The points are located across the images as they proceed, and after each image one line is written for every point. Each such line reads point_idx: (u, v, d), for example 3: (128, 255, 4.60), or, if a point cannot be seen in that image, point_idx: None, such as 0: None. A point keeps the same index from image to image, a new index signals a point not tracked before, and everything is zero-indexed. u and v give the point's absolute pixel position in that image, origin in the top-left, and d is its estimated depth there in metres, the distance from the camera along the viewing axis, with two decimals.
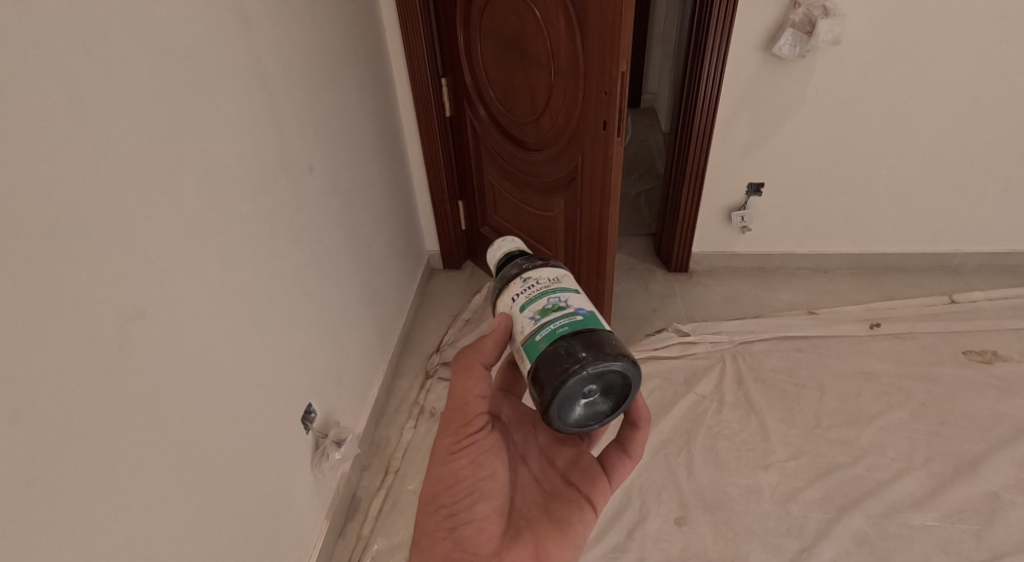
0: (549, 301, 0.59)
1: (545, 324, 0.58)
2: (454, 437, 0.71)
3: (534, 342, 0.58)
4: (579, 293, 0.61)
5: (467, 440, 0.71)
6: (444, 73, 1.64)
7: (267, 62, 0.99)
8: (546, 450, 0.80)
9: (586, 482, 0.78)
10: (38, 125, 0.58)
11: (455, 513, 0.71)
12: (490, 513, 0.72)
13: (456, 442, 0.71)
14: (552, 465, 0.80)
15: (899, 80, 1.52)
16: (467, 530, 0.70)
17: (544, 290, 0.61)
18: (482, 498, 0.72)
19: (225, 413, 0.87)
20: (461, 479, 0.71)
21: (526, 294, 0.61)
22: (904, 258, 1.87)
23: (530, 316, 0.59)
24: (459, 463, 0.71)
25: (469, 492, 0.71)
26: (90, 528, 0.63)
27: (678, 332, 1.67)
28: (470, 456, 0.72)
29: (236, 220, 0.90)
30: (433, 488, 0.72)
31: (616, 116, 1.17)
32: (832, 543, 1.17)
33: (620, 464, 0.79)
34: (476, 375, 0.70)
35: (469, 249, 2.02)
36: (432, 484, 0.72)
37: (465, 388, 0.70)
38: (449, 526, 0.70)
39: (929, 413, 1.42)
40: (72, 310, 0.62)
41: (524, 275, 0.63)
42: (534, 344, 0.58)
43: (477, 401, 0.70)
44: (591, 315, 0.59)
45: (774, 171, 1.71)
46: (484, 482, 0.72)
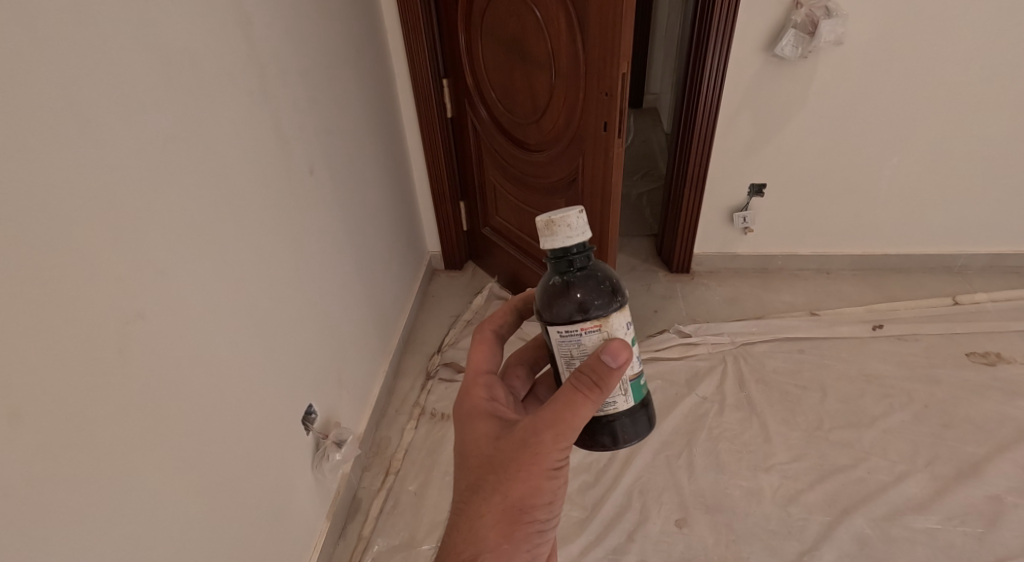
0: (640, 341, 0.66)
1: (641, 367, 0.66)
2: (557, 457, 0.64)
3: (641, 380, 0.65)
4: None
5: (565, 458, 0.65)
6: (446, 74, 1.64)
7: (268, 64, 0.99)
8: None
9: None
10: (37, 126, 0.59)
11: (541, 527, 0.67)
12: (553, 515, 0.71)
13: (558, 462, 0.64)
14: None
15: (902, 81, 1.51)
16: (542, 537, 0.68)
17: (630, 321, 0.66)
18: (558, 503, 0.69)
19: (225, 413, 0.87)
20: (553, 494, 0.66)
21: (631, 321, 0.64)
22: (907, 259, 1.86)
23: (636, 350, 0.64)
24: (557, 481, 0.66)
25: (558, 505, 0.68)
26: (89, 528, 0.63)
27: (680, 333, 1.67)
28: (564, 471, 0.67)
29: (236, 221, 0.90)
30: (519, 513, 0.64)
31: (616, 117, 1.17)
32: (833, 546, 1.17)
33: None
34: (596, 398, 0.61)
35: (470, 250, 2.02)
36: (524, 511, 0.64)
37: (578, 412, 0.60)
38: (535, 541, 0.67)
39: (932, 415, 1.41)
40: (72, 311, 0.62)
41: (629, 295, 0.64)
42: (639, 382, 0.64)
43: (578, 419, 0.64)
44: None
45: (776, 172, 1.70)
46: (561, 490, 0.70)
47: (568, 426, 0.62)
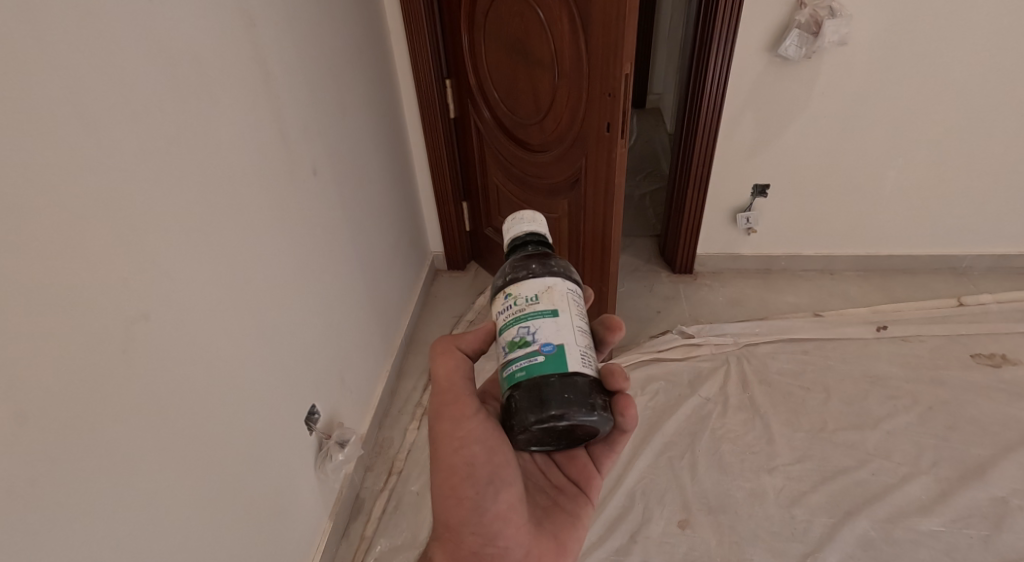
0: (516, 333, 0.58)
1: (511, 360, 0.59)
2: (454, 422, 0.69)
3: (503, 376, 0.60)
4: (554, 317, 0.58)
5: (468, 424, 0.69)
6: (449, 74, 1.64)
7: (271, 65, 1.00)
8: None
9: (581, 476, 0.77)
10: (40, 127, 0.59)
11: (478, 506, 0.68)
12: (514, 499, 0.70)
13: (458, 428, 0.69)
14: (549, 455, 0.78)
15: (907, 81, 1.50)
16: (492, 521, 0.69)
17: (518, 314, 0.59)
18: (501, 486, 0.69)
19: (229, 414, 0.87)
20: (476, 467, 0.68)
21: (503, 316, 0.60)
22: (911, 260, 1.85)
23: (502, 345, 0.60)
24: (470, 449, 0.68)
25: (489, 480, 0.68)
26: (92, 530, 0.64)
27: (682, 334, 1.67)
28: (478, 440, 0.68)
29: (240, 222, 0.90)
30: (443, 488, 0.70)
31: (620, 118, 1.17)
32: (836, 548, 1.16)
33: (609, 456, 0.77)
34: (456, 355, 0.72)
35: (473, 251, 2.02)
36: (444, 483, 0.69)
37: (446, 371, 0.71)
38: (476, 521, 0.69)
39: (936, 417, 1.41)
40: (78, 312, 0.62)
41: (506, 289, 0.61)
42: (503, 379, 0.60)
43: (465, 380, 0.71)
44: (555, 355, 0.57)
45: (780, 173, 1.70)
46: (501, 468, 0.69)
47: (450, 387, 0.70)
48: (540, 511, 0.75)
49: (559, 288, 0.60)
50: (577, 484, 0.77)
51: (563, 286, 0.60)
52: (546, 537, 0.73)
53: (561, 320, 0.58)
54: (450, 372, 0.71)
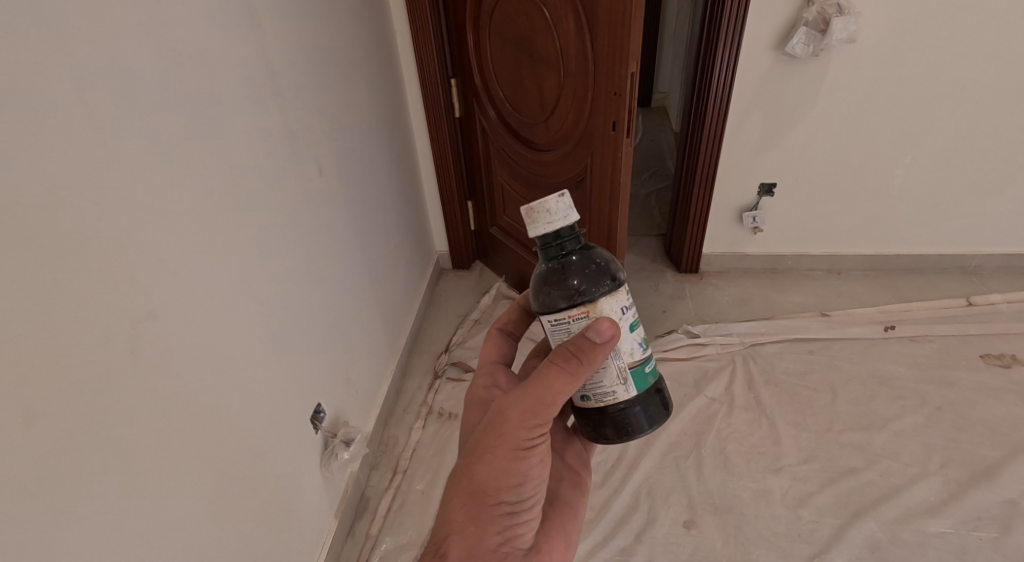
0: (650, 332, 0.68)
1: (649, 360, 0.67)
2: (530, 433, 0.65)
3: (643, 374, 0.67)
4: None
5: (541, 439, 0.66)
6: (454, 73, 1.64)
7: (277, 64, 1.00)
8: (545, 433, 0.84)
9: (579, 464, 0.83)
10: (49, 128, 0.59)
11: (511, 512, 0.66)
12: (538, 507, 0.70)
13: (530, 439, 0.65)
14: (548, 445, 0.84)
15: (916, 79, 1.49)
16: (519, 528, 0.67)
17: (641, 312, 0.67)
18: (537, 496, 0.68)
19: (236, 413, 0.88)
20: (528, 478, 0.66)
21: (634, 313, 0.65)
22: (919, 259, 1.84)
23: (640, 342, 0.66)
24: (530, 461, 0.66)
25: (534, 490, 0.67)
26: (100, 527, 0.64)
27: (688, 334, 1.66)
28: (540, 454, 0.67)
29: (246, 221, 0.91)
30: (485, 491, 0.64)
31: (626, 116, 1.17)
32: (844, 549, 1.16)
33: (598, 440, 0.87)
34: (578, 380, 0.62)
35: (478, 250, 2.02)
36: (489, 485, 0.64)
37: (557, 389, 0.62)
38: (506, 523, 0.66)
39: (944, 417, 1.40)
40: (85, 311, 0.63)
41: (629, 283, 0.66)
42: (644, 377, 0.67)
43: (560, 400, 0.65)
44: None
45: (787, 171, 1.69)
46: (543, 480, 0.68)
47: (547, 404, 0.63)
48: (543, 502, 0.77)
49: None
50: (576, 472, 0.82)
51: None
52: (551, 527, 0.74)
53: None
54: (559, 392, 0.63)
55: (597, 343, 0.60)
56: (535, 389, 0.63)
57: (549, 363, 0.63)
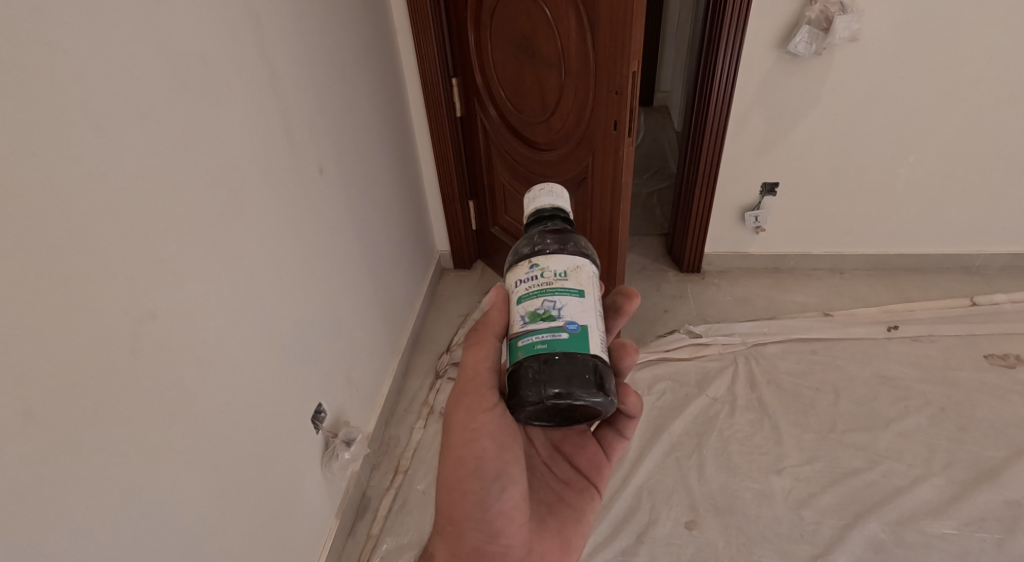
0: (541, 306, 0.56)
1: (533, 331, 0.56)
2: (470, 413, 0.67)
3: (515, 346, 0.57)
4: (579, 299, 0.56)
5: (483, 417, 0.67)
6: (455, 73, 1.64)
7: (277, 64, 0.99)
8: (554, 437, 0.80)
9: (590, 467, 0.80)
10: (48, 129, 0.59)
11: (480, 501, 0.68)
12: (516, 497, 0.70)
13: (472, 420, 0.67)
14: (559, 450, 0.80)
15: (920, 78, 1.48)
16: (495, 519, 0.69)
17: (545, 287, 0.56)
18: (507, 483, 0.69)
19: (237, 413, 0.88)
20: (484, 462, 0.68)
21: (527, 285, 0.57)
22: (923, 259, 1.83)
23: (520, 314, 0.57)
24: (480, 442, 0.68)
25: (496, 475, 0.68)
26: (100, 528, 0.64)
27: (690, 334, 1.65)
28: (489, 434, 0.68)
29: (247, 221, 0.90)
30: (450, 480, 0.69)
31: (627, 115, 1.16)
32: (846, 550, 1.15)
33: (617, 445, 0.81)
34: (490, 344, 0.65)
35: (480, 249, 2.02)
36: (452, 474, 0.69)
37: (474, 362, 0.66)
38: (478, 516, 0.68)
39: (948, 418, 1.39)
40: (87, 312, 0.63)
41: (534, 258, 0.58)
42: (514, 349, 0.57)
43: (490, 376, 0.67)
44: (580, 333, 0.55)
45: (789, 171, 1.68)
46: (509, 465, 0.69)
47: (473, 377, 0.67)
48: (546, 507, 0.75)
49: (587, 270, 0.58)
50: (586, 477, 0.79)
51: (591, 268, 0.58)
52: (550, 533, 0.73)
53: (587, 302, 0.56)
54: (478, 365, 0.66)
55: (489, 311, 0.65)
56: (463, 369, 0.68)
57: (468, 343, 0.67)
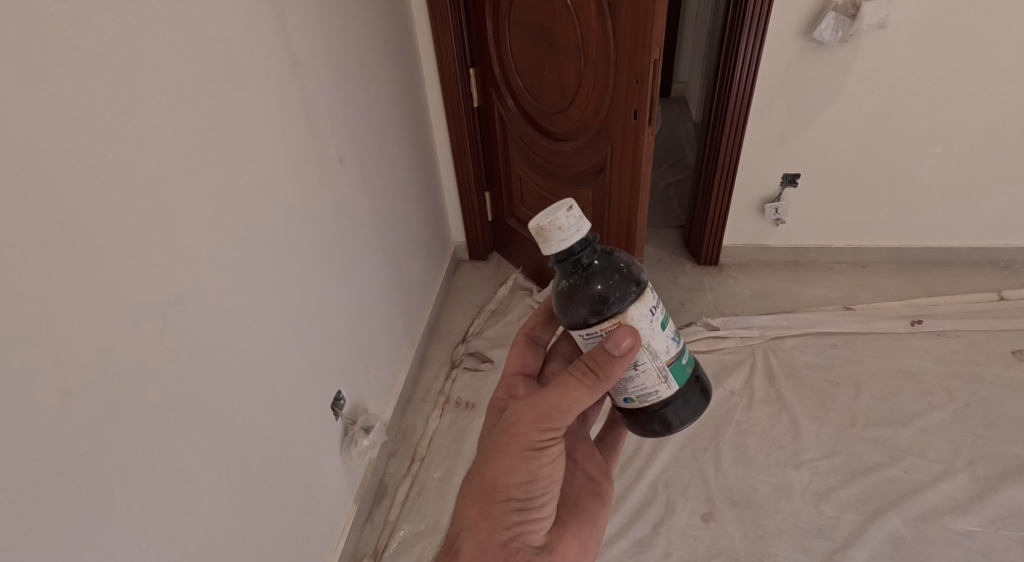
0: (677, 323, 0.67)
1: (686, 352, 0.67)
2: (541, 434, 0.64)
3: (681, 366, 0.66)
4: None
5: (552, 439, 0.65)
6: (473, 63, 1.63)
7: (299, 51, 1.00)
8: (567, 442, 0.81)
9: (599, 473, 0.80)
10: (78, 114, 0.59)
11: (522, 509, 0.66)
12: (552, 505, 0.69)
13: (541, 441, 0.65)
14: (571, 457, 0.80)
15: (950, 66, 1.45)
16: (530, 524, 0.66)
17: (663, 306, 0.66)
18: (550, 495, 0.67)
19: (258, 398, 0.88)
20: (537, 477, 0.66)
21: (659, 309, 0.64)
22: (947, 252, 1.80)
23: (672, 336, 0.65)
24: (539, 460, 0.65)
25: (543, 489, 0.66)
26: (132, 507, 0.65)
27: (707, 326, 1.64)
28: (552, 456, 0.66)
29: (269, 206, 0.91)
30: (493, 487, 0.65)
31: (648, 105, 1.15)
32: (866, 546, 1.14)
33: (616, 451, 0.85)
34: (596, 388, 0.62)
35: (495, 241, 2.02)
36: (497, 481, 0.65)
37: (574, 395, 0.62)
38: (514, 520, 0.65)
39: (973, 414, 1.37)
40: (119, 296, 0.64)
41: (650, 282, 0.64)
42: (683, 370, 0.66)
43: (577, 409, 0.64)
44: None
45: (811, 162, 1.66)
46: (556, 480, 0.68)
47: (563, 408, 0.63)
48: (563, 510, 0.74)
49: None
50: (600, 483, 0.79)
51: None
52: (569, 531, 0.71)
53: None
54: (575, 399, 0.63)
55: (615, 355, 0.60)
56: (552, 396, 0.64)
57: (576, 374, 0.62)
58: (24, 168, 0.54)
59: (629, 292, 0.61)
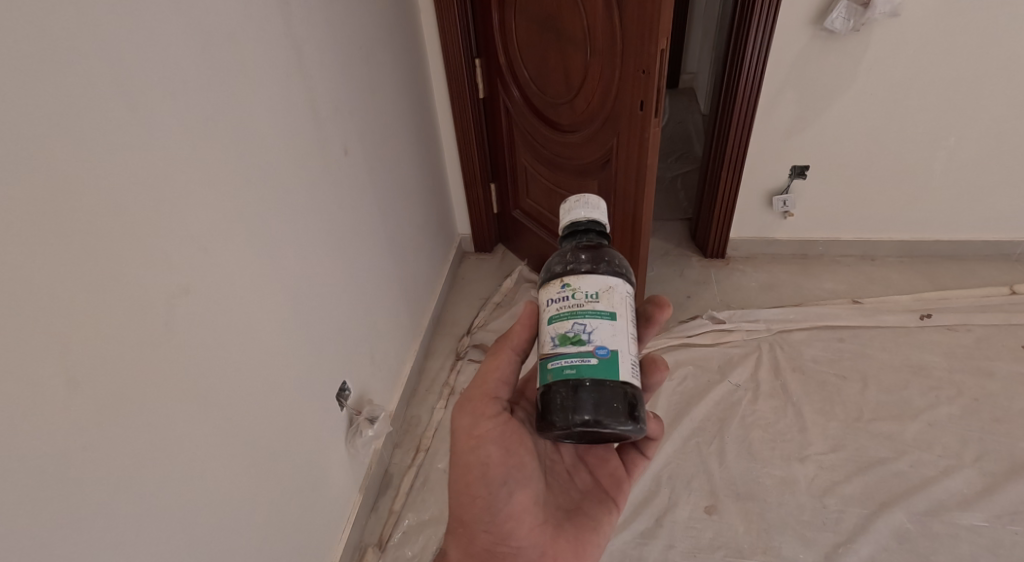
0: (571, 329, 0.58)
1: (563, 356, 0.58)
2: (473, 420, 0.71)
3: (545, 367, 0.59)
4: (609, 320, 0.58)
5: (486, 423, 0.71)
6: (479, 53, 1.62)
7: (303, 40, 0.99)
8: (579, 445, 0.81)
9: (611, 483, 0.80)
10: (80, 103, 0.59)
11: (491, 506, 0.70)
12: (526, 501, 0.71)
13: (477, 426, 0.71)
14: (582, 460, 0.81)
15: (964, 56, 1.42)
16: (505, 522, 0.70)
17: (575, 309, 0.59)
18: (515, 488, 0.71)
19: (264, 388, 0.89)
20: (492, 467, 0.70)
21: (557, 306, 0.60)
22: (958, 246, 1.78)
23: (550, 335, 0.59)
24: (485, 448, 0.70)
25: (503, 480, 0.70)
26: (137, 495, 0.66)
27: (713, 319, 1.63)
28: (495, 439, 0.71)
29: (274, 197, 0.91)
30: (460, 488, 0.71)
31: (654, 95, 1.13)
32: (871, 540, 1.14)
33: (638, 464, 0.83)
34: (501, 354, 0.72)
35: (500, 233, 2.01)
36: (460, 480, 0.71)
37: (490, 368, 0.73)
38: (488, 520, 0.70)
39: (982, 409, 1.35)
40: (125, 287, 0.64)
41: (564, 278, 0.60)
42: (543, 371, 0.59)
43: (498, 383, 0.73)
44: (609, 360, 0.57)
45: (820, 154, 1.64)
46: (515, 469, 0.71)
47: (482, 386, 0.73)
48: (563, 512, 0.75)
49: (619, 292, 0.60)
50: (608, 489, 0.79)
51: (622, 290, 0.60)
52: (564, 537, 0.73)
53: (617, 326, 0.58)
54: (491, 371, 0.73)
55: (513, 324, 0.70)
56: (476, 378, 0.74)
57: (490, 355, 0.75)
58: (29, 159, 0.54)
59: (544, 279, 0.64)
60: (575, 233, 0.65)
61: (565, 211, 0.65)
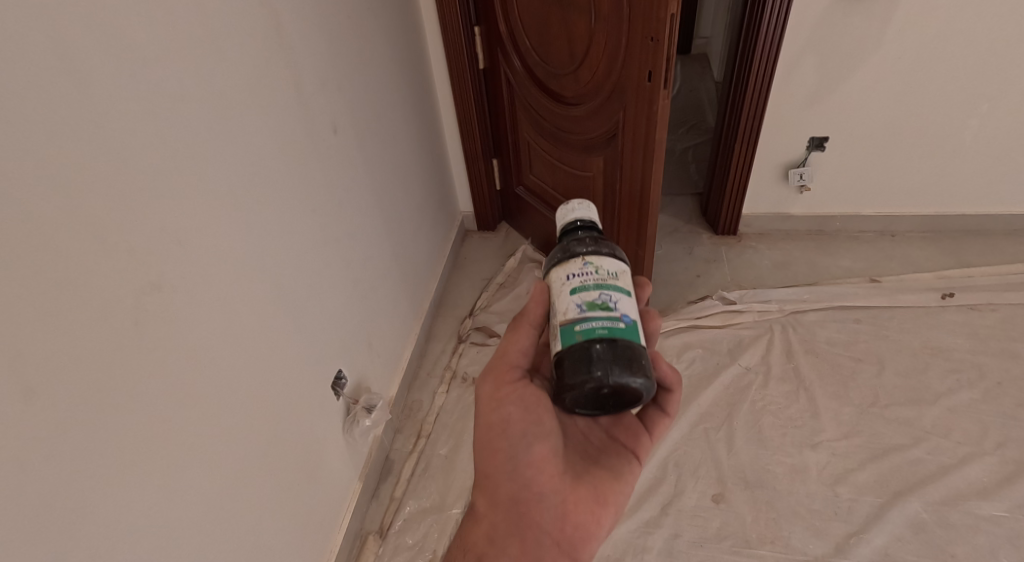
0: (599, 297, 0.59)
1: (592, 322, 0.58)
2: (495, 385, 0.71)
3: (571, 331, 0.59)
4: (628, 296, 0.61)
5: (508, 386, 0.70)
6: (478, 21, 1.54)
7: (284, 13, 0.93)
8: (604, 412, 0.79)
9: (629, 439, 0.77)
10: (23, 85, 0.53)
11: (512, 457, 0.69)
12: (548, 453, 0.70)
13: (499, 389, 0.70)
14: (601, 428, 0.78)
15: (1001, 15, 1.32)
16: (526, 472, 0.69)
17: (600, 282, 0.60)
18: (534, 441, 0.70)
19: (249, 384, 0.85)
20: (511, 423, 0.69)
21: (581, 279, 0.60)
22: (984, 220, 1.69)
23: (577, 303, 0.59)
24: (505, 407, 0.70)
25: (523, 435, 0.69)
26: (111, 501, 0.63)
27: (723, 300, 1.57)
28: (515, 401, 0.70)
29: (255, 183, 0.86)
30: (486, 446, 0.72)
31: (663, 66, 1.05)
32: (884, 530, 1.10)
33: (661, 423, 0.77)
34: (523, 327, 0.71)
35: (504, 210, 1.95)
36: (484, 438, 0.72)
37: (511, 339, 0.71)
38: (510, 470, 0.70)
39: (1005, 394, 1.30)
40: (87, 287, 0.60)
41: (587, 257, 0.62)
42: (571, 333, 0.58)
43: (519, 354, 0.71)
44: (633, 326, 0.59)
45: (841, 123, 1.55)
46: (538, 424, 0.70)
47: (503, 355, 0.72)
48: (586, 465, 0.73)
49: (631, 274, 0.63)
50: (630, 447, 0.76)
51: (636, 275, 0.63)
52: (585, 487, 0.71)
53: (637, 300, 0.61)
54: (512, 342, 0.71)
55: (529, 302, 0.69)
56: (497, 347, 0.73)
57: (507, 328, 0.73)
58: None
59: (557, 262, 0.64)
60: (571, 232, 0.68)
61: (569, 211, 0.70)
